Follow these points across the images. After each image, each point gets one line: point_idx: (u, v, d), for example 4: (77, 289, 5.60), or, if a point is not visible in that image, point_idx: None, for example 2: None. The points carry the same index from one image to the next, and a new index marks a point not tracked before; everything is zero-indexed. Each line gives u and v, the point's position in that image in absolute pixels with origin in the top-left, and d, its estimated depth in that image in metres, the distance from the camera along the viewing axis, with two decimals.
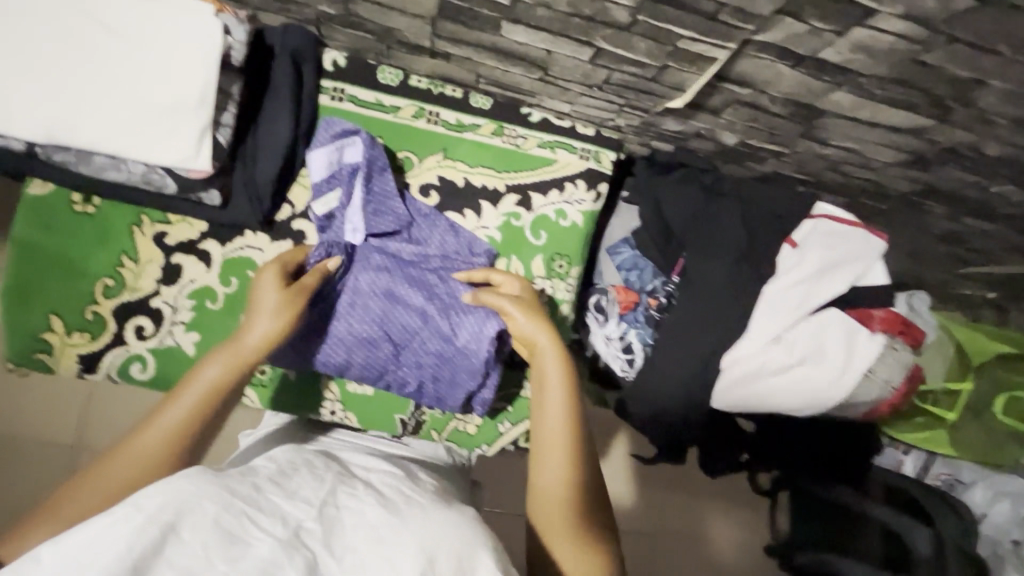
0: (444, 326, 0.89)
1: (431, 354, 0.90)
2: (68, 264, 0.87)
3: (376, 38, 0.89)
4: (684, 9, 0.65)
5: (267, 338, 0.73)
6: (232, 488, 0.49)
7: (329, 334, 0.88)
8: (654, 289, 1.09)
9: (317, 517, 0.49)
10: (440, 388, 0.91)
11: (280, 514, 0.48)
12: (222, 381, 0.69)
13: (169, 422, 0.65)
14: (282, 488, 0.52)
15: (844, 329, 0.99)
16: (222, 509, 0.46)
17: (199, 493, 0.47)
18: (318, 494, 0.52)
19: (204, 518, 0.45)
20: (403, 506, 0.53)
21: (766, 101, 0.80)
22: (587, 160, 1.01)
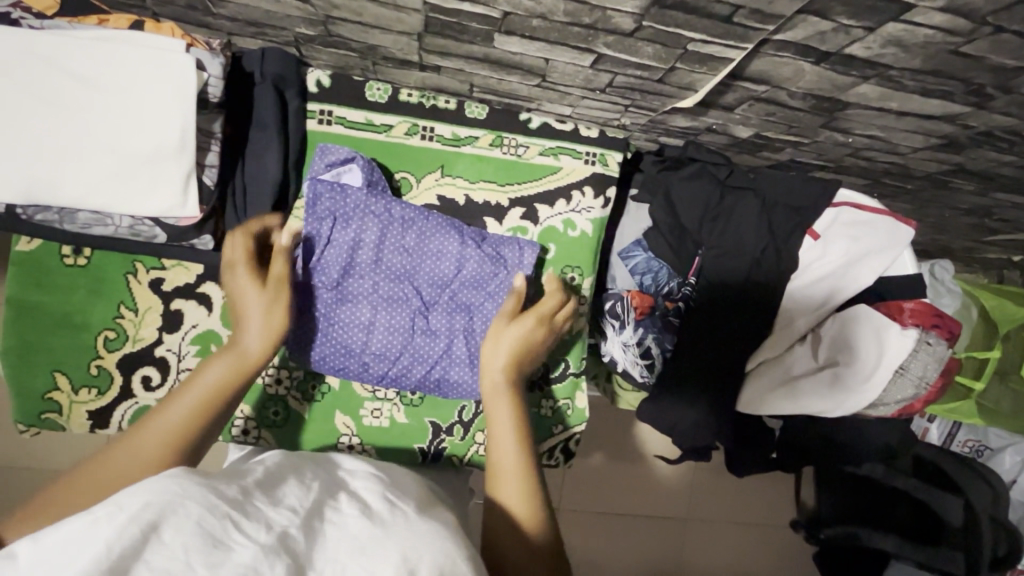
0: (474, 275, 0.89)
1: (463, 311, 0.90)
2: (65, 319, 0.85)
3: (360, 55, 0.83)
4: (694, 13, 0.58)
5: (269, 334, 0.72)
6: (218, 490, 0.48)
7: (352, 294, 0.87)
8: (671, 291, 1.07)
9: (300, 526, 0.49)
10: (473, 343, 0.89)
11: (265, 520, 0.48)
12: (223, 386, 0.66)
13: (172, 420, 0.61)
14: (267, 495, 0.51)
15: (873, 326, 0.96)
16: (206, 511, 0.45)
17: (182, 493, 0.46)
18: (305, 502, 0.52)
19: (186, 519, 0.44)
20: (389, 518, 0.53)
21: (784, 96, 0.74)
22: (593, 165, 0.95)
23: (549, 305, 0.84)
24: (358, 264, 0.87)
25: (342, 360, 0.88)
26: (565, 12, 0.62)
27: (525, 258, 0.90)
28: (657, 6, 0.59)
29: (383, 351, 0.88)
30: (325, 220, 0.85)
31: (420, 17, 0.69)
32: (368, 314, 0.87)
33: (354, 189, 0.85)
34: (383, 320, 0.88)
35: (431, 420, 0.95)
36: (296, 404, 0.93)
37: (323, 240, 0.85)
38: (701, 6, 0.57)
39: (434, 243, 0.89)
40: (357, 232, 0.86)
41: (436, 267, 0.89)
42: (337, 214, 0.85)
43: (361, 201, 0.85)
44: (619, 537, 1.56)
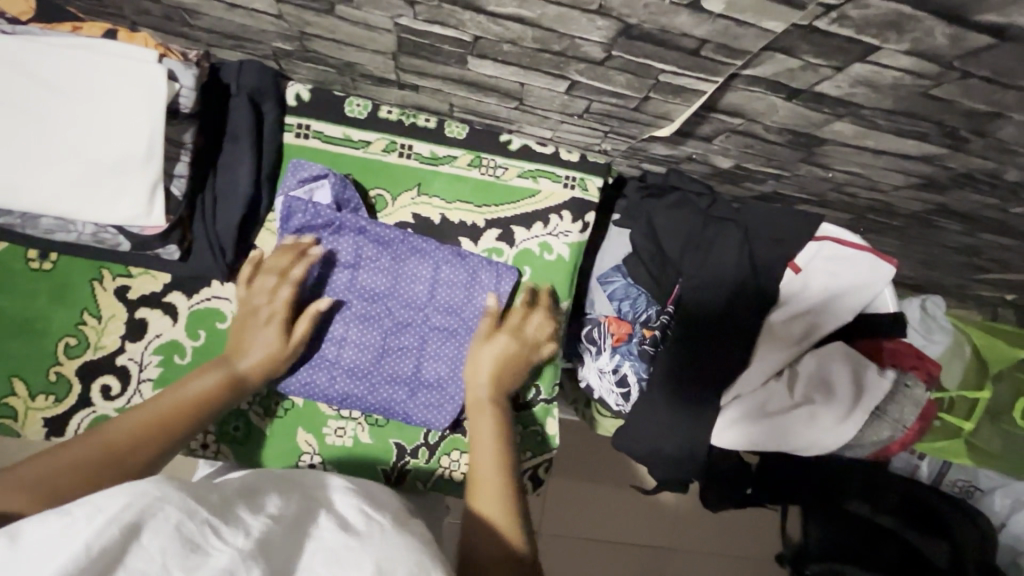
0: (450, 301, 0.89)
1: (434, 335, 0.89)
2: (26, 323, 0.83)
3: (339, 71, 0.83)
4: (661, 45, 0.57)
5: (262, 358, 0.79)
6: (198, 496, 0.46)
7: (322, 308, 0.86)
8: (648, 319, 1.04)
9: (279, 535, 0.46)
10: (441, 371, 0.88)
11: (243, 526, 0.45)
12: (210, 392, 0.75)
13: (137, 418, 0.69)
14: (246, 503, 0.49)
15: (851, 366, 0.95)
16: (185, 514, 0.43)
17: (163, 497, 0.44)
18: (283, 512, 0.50)
19: (166, 523, 0.42)
20: (367, 531, 0.51)
21: (760, 130, 0.74)
22: (572, 189, 0.95)
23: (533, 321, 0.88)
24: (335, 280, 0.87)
25: (310, 373, 0.87)
26: (534, 38, 0.62)
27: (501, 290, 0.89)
28: (625, 36, 0.58)
29: (354, 367, 0.87)
30: (295, 236, 0.85)
31: (393, 37, 0.68)
32: (343, 331, 0.87)
33: (326, 207, 0.85)
34: (359, 336, 0.87)
35: (396, 441, 0.93)
36: (258, 420, 0.91)
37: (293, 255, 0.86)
38: (668, 40, 0.56)
39: (411, 265, 0.88)
40: (327, 247, 0.86)
41: (408, 289, 0.88)
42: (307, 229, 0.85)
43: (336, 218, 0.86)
44: (597, 564, 1.51)
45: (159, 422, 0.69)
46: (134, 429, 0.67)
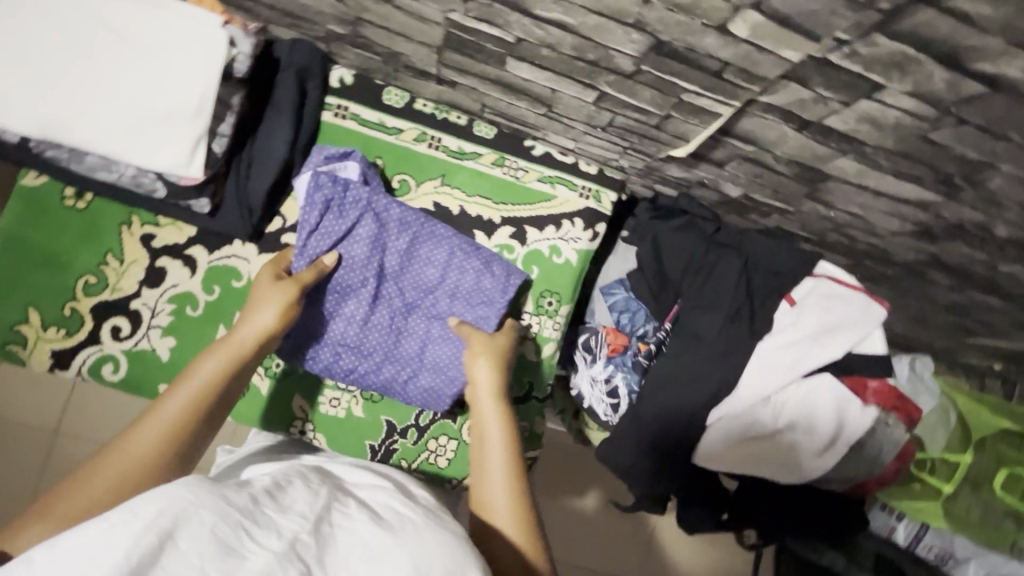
0: (458, 287, 0.92)
1: (442, 319, 0.92)
2: (50, 257, 0.87)
3: (383, 60, 0.89)
4: (688, 64, 0.62)
5: (264, 330, 0.77)
6: (229, 498, 0.49)
7: (336, 283, 0.88)
8: (645, 334, 1.07)
9: (313, 532, 0.49)
10: (443, 356, 0.91)
11: (276, 528, 0.48)
12: (219, 377, 0.71)
13: (165, 417, 0.65)
14: (277, 502, 0.52)
15: (835, 400, 0.98)
16: (220, 519, 0.46)
17: (196, 502, 0.46)
18: (313, 509, 0.53)
19: (200, 527, 0.44)
20: (393, 525, 0.54)
21: (770, 159, 0.79)
22: (587, 200, 1.00)
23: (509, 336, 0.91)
24: (351, 257, 0.88)
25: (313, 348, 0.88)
26: (572, 45, 0.67)
27: (509, 283, 0.93)
28: (656, 53, 0.63)
29: (359, 345, 0.89)
30: (319, 210, 0.86)
31: (441, 31, 0.74)
32: (357, 311, 0.89)
33: (352, 184, 0.88)
34: (371, 317, 0.90)
35: (387, 419, 0.95)
36: (258, 379, 0.93)
37: (314, 229, 0.86)
38: (694, 60, 0.61)
39: (426, 249, 0.91)
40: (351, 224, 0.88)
41: (421, 273, 0.92)
42: (332, 204, 0.86)
43: (360, 196, 0.88)
44: None
45: (179, 428, 0.65)
46: (175, 422, 0.65)
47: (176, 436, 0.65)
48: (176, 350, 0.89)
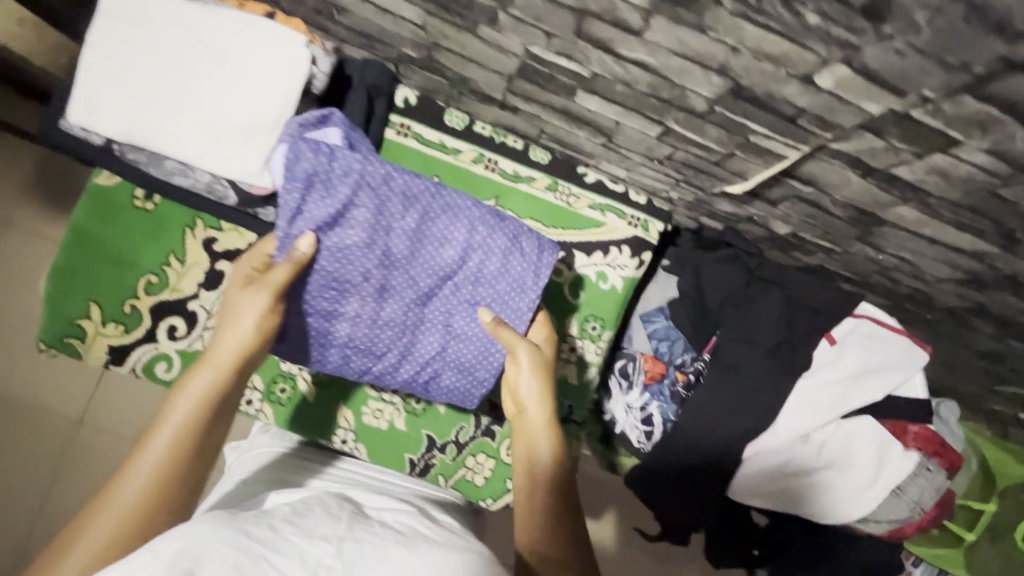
0: (478, 271, 0.85)
1: (465, 306, 0.87)
2: (115, 253, 0.88)
3: (450, 83, 0.91)
4: (764, 108, 0.64)
5: (239, 345, 0.73)
6: (249, 531, 0.53)
7: (331, 274, 0.80)
8: (683, 363, 1.08)
9: (335, 556, 0.54)
10: (467, 351, 0.87)
11: (299, 556, 0.52)
12: (214, 390, 0.69)
13: (154, 457, 0.63)
14: (300, 527, 0.56)
15: (876, 443, 0.98)
16: (240, 554, 0.50)
17: (216, 539, 0.51)
18: (335, 531, 0.56)
19: (222, 562, 0.49)
20: (417, 545, 0.57)
21: (827, 202, 0.80)
22: (634, 228, 1.02)
23: (548, 349, 0.88)
24: (345, 241, 0.79)
25: (317, 352, 0.84)
26: (647, 84, 0.69)
27: (539, 258, 0.86)
28: (733, 97, 0.64)
29: (369, 343, 0.85)
30: (301, 187, 0.76)
31: (517, 61, 0.76)
32: (358, 304, 0.83)
33: (338, 150, 0.78)
34: (374, 310, 0.84)
35: (427, 433, 0.96)
36: (305, 386, 0.94)
37: (298, 212, 0.77)
38: (772, 106, 0.63)
39: (435, 229, 0.84)
40: (339, 202, 0.78)
41: (439, 254, 0.85)
42: (317, 179, 0.76)
43: (348, 166, 0.78)
44: None
45: (173, 466, 0.63)
46: (165, 461, 0.63)
47: (174, 470, 0.63)
48: None
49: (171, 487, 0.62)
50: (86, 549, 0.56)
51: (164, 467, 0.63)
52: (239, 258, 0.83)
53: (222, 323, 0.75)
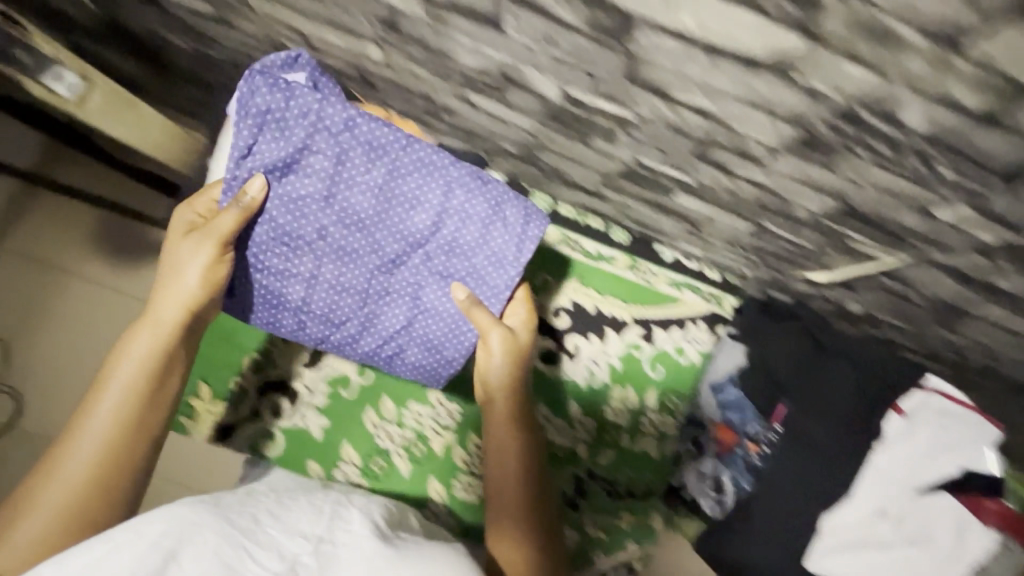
0: (450, 238, 0.85)
1: (438, 276, 0.87)
2: (226, 333, 0.95)
3: (541, 172, 0.96)
4: (873, 225, 0.68)
5: (181, 303, 0.83)
6: (230, 519, 0.69)
7: (275, 225, 0.83)
8: (755, 434, 1.10)
9: (293, 565, 0.67)
10: (436, 327, 0.88)
11: (273, 549, 0.68)
12: (139, 352, 0.82)
13: (97, 433, 0.80)
14: (279, 522, 0.72)
15: (951, 516, 1.00)
16: (222, 541, 0.65)
17: (198, 524, 0.66)
18: (313, 530, 0.73)
19: (203, 548, 0.64)
20: (392, 542, 0.73)
21: (913, 295, 0.84)
22: (711, 304, 1.06)
23: (521, 327, 0.91)
24: (303, 191, 0.82)
25: (274, 312, 0.88)
26: (754, 195, 0.73)
27: (526, 226, 0.84)
28: (842, 214, 0.69)
29: (323, 309, 0.88)
30: (255, 124, 0.78)
31: (622, 167, 0.81)
32: (308, 255, 0.85)
33: (298, 88, 0.78)
34: (331, 268, 0.86)
35: None
36: (397, 460, 0.97)
37: (250, 151, 0.80)
38: (881, 224, 0.67)
39: (408, 187, 0.83)
40: (293, 149, 0.80)
41: (406, 216, 0.84)
42: (269, 118, 0.78)
43: (316, 110, 0.79)
44: None
45: (116, 447, 0.80)
46: (111, 442, 0.80)
47: (115, 447, 0.80)
48: (328, 429, 0.96)
49: (113, 453, 0.80)
50: (32, 529, 0.74)
51: (116, 445, 0.80)
52: (177, 204, 0.87)
53: (165, 273, 0.83)
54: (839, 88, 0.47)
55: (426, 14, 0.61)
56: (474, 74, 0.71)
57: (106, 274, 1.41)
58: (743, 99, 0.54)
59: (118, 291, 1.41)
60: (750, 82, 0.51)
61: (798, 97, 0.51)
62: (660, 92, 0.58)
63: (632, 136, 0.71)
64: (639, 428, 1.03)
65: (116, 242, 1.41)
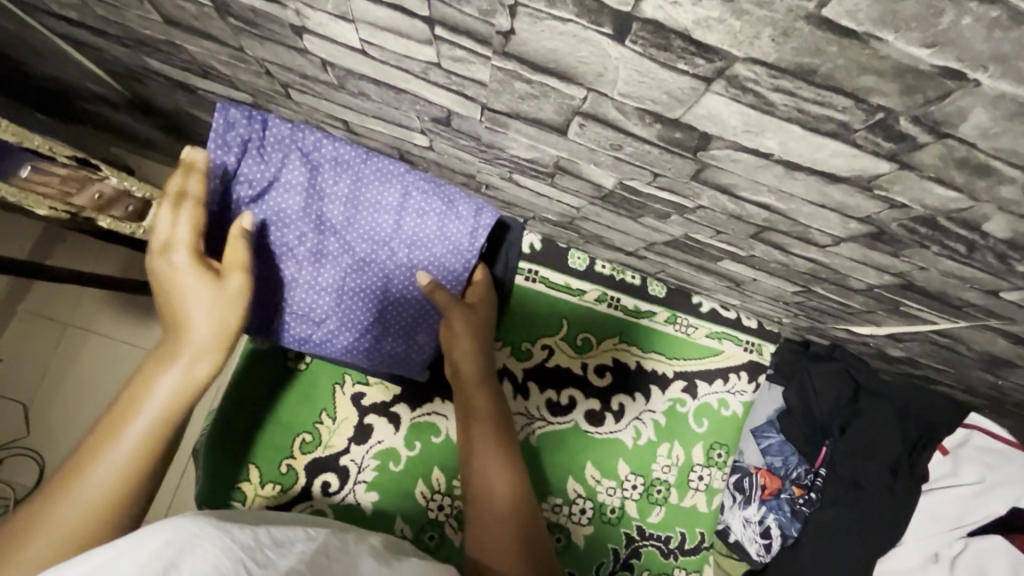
0: (411, 236, 0.85)
1: (402, 272, 0.86)
2: (274, 416, 0.96)
3: (579, 235, 0.97)
4: (932, 296, 0.68)
5: (220, 329, 0.66)
6: (233, 535, 0.52)
7: (260, 243, 0.82)
8: (799, 477, 1.09)
9: (308, 565, 0.53)
10: (403, 319, 0.87)
11: (274, 568, 0.51)
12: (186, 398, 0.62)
13: (99, 484, 0.55)
14: (278, 543, 0.54)
15: (1010, 562, 0.91)
16: (223, 554, 0.49)
17: (199, 534, 0.50)
18: (310, 550, 0.56)
19: (203, 558, 0.48)
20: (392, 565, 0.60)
21: (962, 348, 0.84)
22: (750, 353, 1.08)
23: (483, 310, 0.90)
24: (285, 208, 0.82)
25: (258, 320, 0.85)
26: (808, 268, 0.73)
27: (479, 219, 0.86)
28: (900, 287, 0.69)
29: (307, 314, 0.85)
30: (236, 153, 0.79)
31: (668, 237, 0.81)
32: (288, 267, 0.83)
33: (278, 125, 0.80)
34: (306, 275, 0.84)
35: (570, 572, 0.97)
36: (451, 532, 0.94)
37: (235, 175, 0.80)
38: (940, 298, 0.67)
39: (372, 191, 0.84)
40: (274, 168, 0.81)
41: (374, 218, 0.85)
42: (251, 146, 0.79)
43: (293, 135, 0.81)
44: None
45: (126, 485, 0.57)
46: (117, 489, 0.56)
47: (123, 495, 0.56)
48: (378, 505, 0.94)
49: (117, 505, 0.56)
50: None
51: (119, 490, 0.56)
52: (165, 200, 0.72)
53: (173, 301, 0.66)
54: (921, 202, 0.48)
55: (484, 117, 0.61)
56: (525, 162, 0.70)
57: (122, 329, 1.29)
58: (815, 202, 0.54)
59: (127, 343, 1.28)
60: (827, 191, 0.51)
61: (876, 206, 0.51)
62: (727, 191, 0.58)
63: (686, 217, 0.71)
64: (688, 483, 1.02)
65: (130, 296, 1.30)
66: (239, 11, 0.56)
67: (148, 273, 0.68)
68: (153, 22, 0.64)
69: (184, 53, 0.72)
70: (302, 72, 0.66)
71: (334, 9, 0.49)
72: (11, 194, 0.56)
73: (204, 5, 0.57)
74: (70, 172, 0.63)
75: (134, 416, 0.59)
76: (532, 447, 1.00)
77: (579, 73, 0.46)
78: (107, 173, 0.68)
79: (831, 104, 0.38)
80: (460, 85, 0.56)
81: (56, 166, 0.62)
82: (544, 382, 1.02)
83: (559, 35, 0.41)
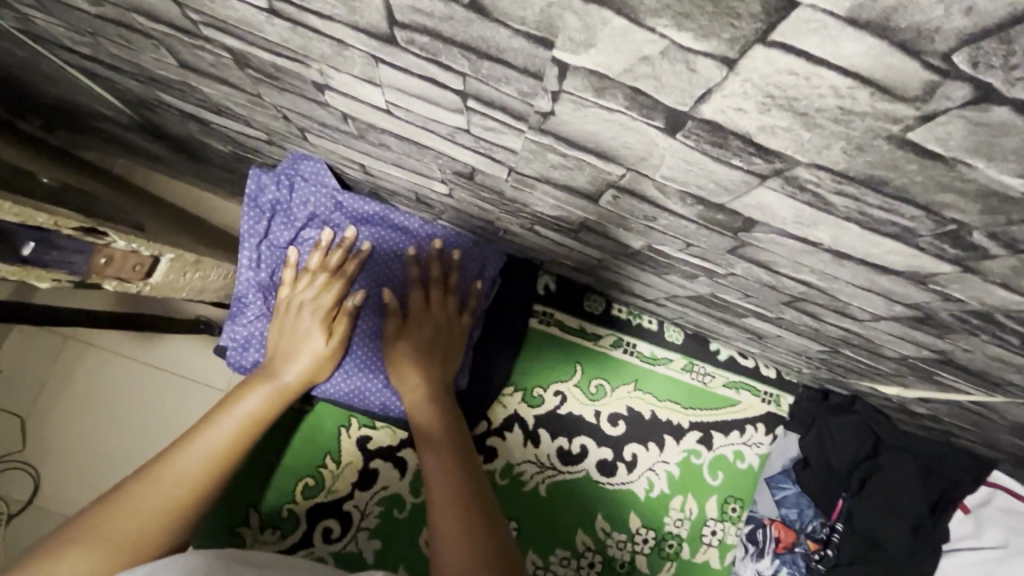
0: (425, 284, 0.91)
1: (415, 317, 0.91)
2: (278, 458, 0.93)
3: (597, 280, 0.94)
4: (970, 372, 0.65)
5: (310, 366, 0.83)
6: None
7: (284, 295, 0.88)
8: (815, 531, 0.98)
9: None
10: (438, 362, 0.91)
11: None
12: (262, 415, 0.76)
13: (179, 475, 0.66)
14: None
15: None
16: None
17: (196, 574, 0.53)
18: None
19: None
20: None
21: (994, 417, 0.80)
22: (768, 404, 1.06)
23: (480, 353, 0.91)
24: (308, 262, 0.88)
25: None
26: (839, 334, 0.70)
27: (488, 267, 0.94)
28: (938, 360, 0.65)
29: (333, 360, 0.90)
30: (268, 215, 0.86)
31: (694, 293, 0.78)
32: None
33: (300, 185, 0.86)
34: None
35: None
36: None
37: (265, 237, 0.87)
38: (980, 375, 0.64)
39: (387, 242, 0.90)
40: (298, 226, 0.87)
41: (386, 267, 0.90)
42: (279, 207, 0.86)
43: (315, 196, 0.86)
44: None
45: (203, 480, 0.67)
46: (193, 484, 0.66)
47: (197, 489, 0.66)
48: (381, 554, 0.91)
49: (195, 497, 0.66)
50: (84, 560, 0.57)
51: (194, 483, 0.66)
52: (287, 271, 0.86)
53: (286, 348, 0.83)
54: (979, 300, 0.45)
55: (510, 177, 0.58)
56: (549, 218, 0.68)
57: (125, 346, 1.25)
58: (860, 286, 0.51)
59: (130, 358, 1.25)
60: (876, 279, 0.48)
61: (927, 296, 0.48)
62: (765, 266, 0.55)
63: (714, 280, 0.68)
64: (701, 538, 1.00)
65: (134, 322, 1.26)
66: (260, 65, 0.53)
67: (270, 338, 0.84)
68: (168, 64, 0.62)
69: (198, 93, 0.69)
70: (322, 121, 0.63)
71: (360, 73, 0.47)
72: (10, 272, 0.56)
73: (224, 56, 0.54)
74: (74, 242, 0.60)
75: (227, 414, 0.73)
76: (541, 496, 0.97)
77: (619, 154, 0.43)
78: (112, 238, 0.64)
79: (898, 211, 0.36)
80: (489, 149, 0.53)
81: (62, 238, 0.59)
82: (556, 429, 0.99)
83: (604, 121, 0.39)
